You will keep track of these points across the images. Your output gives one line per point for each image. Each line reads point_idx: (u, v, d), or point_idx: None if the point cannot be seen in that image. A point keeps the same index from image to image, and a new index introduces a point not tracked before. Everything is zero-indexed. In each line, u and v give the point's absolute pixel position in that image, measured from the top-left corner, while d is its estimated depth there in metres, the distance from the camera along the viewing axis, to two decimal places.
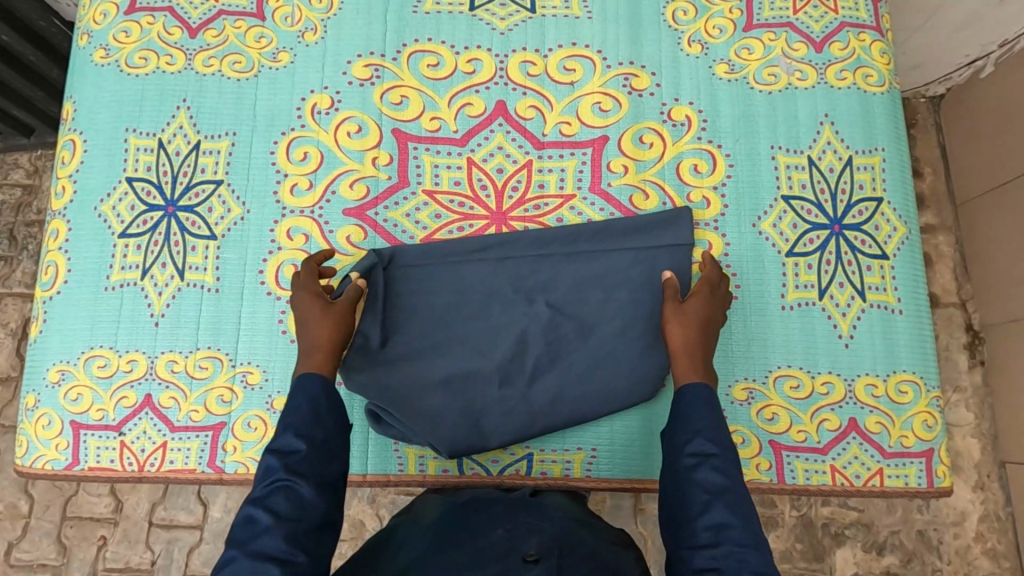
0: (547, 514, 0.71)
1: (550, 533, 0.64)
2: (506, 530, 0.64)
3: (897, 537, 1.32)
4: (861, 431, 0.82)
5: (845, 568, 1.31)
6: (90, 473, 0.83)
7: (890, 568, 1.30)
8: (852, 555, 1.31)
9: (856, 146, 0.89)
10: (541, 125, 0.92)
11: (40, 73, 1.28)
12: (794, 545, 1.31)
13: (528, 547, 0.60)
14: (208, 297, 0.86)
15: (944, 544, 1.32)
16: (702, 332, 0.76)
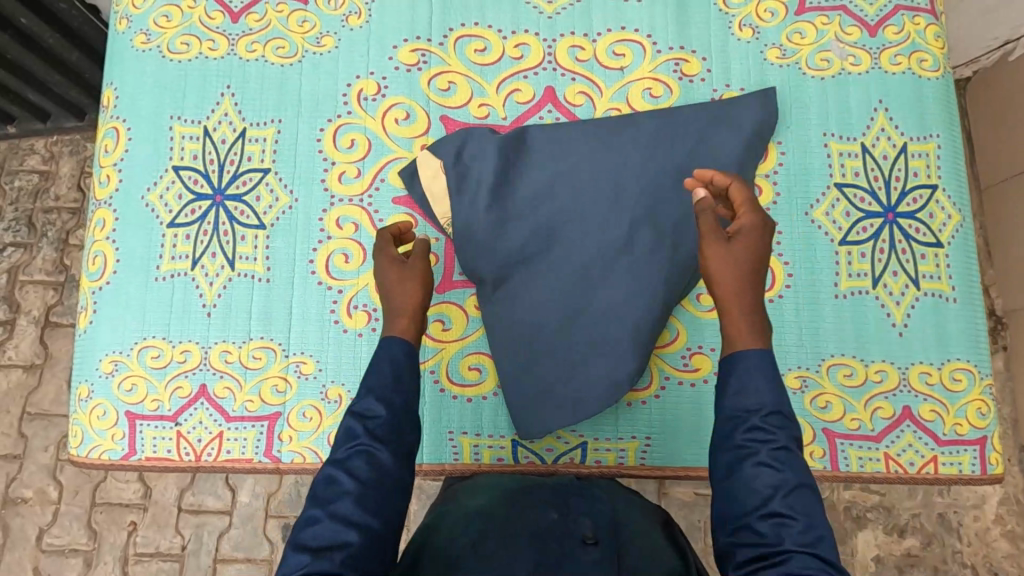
0: (596, 495, 0.70)
1: (603, 514, 0.67)
2: (559, 514, 0.65)
3: (917, 520, 1.34)
4: (915, 419, 0.82)
5: (866, 550, 1.33)
6: (147, 463, 0.83)
7: (910, 551, 1.33)
8: (873, 537, 1.34)
9: (910, 133, 0.88)
10: (590, 112, 0.91)
11: (61, 56, 1.25)
12: None
13: (585, 528, 0.63)
14: (259, 286, 0.86)
15: (964, 526, 1.34)
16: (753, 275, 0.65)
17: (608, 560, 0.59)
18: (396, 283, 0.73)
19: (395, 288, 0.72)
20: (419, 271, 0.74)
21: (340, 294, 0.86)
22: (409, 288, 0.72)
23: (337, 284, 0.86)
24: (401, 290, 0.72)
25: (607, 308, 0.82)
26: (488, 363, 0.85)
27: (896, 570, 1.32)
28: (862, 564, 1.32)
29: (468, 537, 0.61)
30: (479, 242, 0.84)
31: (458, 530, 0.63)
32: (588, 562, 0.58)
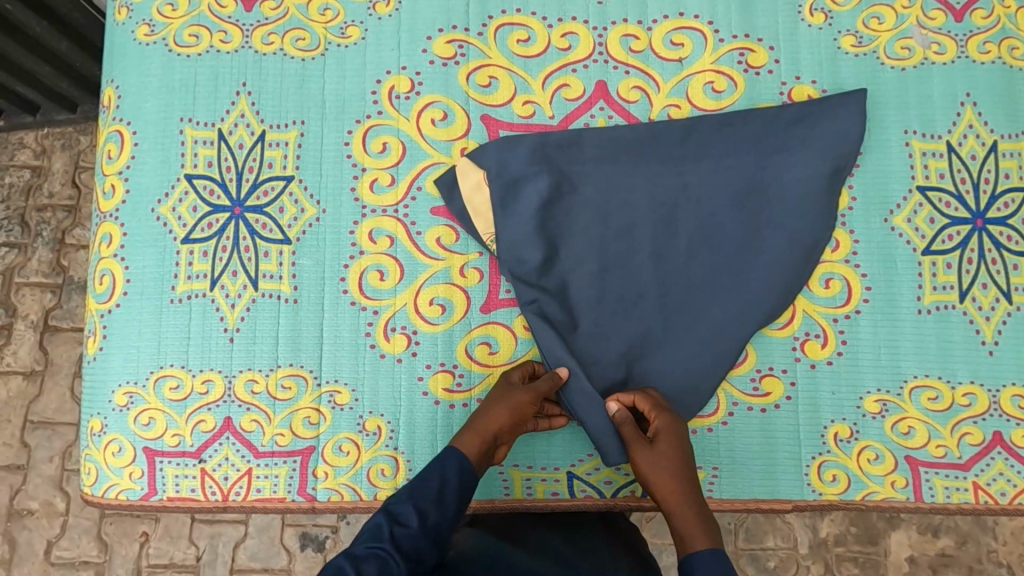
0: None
1: None
2: None
3: (951, 519, 1.29)
4: (1007, 446, 0.75)
5: (899, 551, 1.28)
6: (169, 504, 0.76)
7: (945, 551, 1.28)
8: (906, 537, 1.29)
9: (1001, 130, 0.80)
10: (646, 109, 0.82)
11: (48, 45, 1.14)
12: (847, 529, 1.29)
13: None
14: (285, 308, 0.78)
15: (1000, 525, 1.28)
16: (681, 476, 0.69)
17: None
18: (490, 404, 0.72)
19: (496, 398, 0.72)
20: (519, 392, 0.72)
21: (376, 315, 0.78)
22: (496, 411, 0.70)
23: (372, 304, 0.78)
24: (495, 405, 0.71)
25: (676, 338, 0.78)
26: None
27: (930, 570, 1.27)
28: (894, 564, 1.28)
29: None
30: (531, 267, 0.77)
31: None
32: None
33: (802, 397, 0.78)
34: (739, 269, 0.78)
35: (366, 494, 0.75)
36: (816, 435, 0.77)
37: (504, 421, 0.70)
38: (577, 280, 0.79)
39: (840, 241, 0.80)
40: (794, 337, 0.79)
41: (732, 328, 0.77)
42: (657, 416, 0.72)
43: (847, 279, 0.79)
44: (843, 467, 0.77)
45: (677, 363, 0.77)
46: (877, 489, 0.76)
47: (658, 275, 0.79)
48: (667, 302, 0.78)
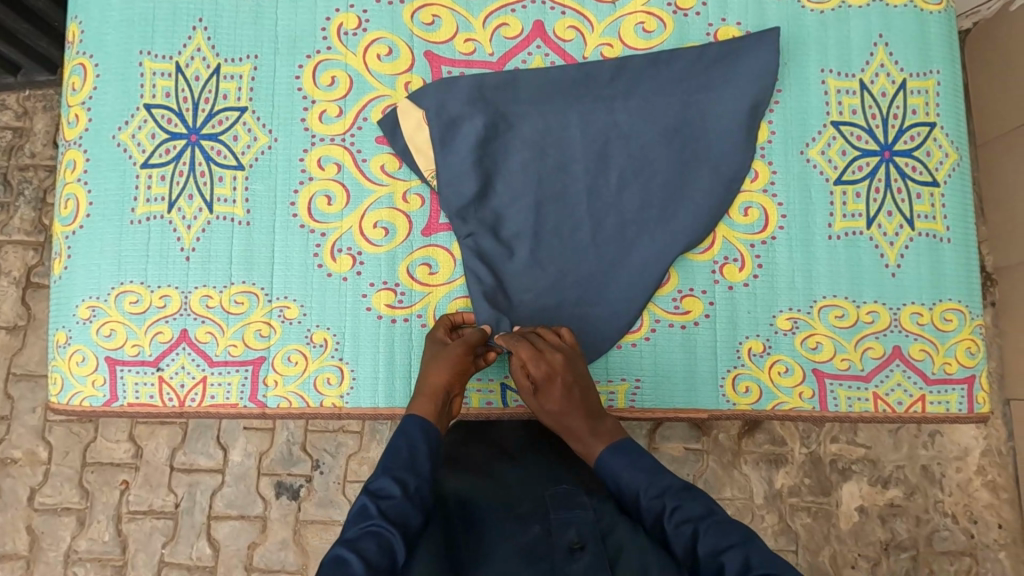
0: (578, 498, 0.67)
1: (584, 516, 0.63)
2: (543, 527, 0.62)
3: (901, 472, 1.35)
4: (905, 359, 0.82)
5: (851, 502, 1.35)
6: (129, 409, 0.82)
7: (894, 501, 1.34)
8: (858, 489, 1.35)
9: (910, 69, 0.86)
10: (581, 48, 0.87)
11: (25, 1, 1.19)
12: (802, 481, 1.35)
13: (569, 534, 0.61)
14: (239, 230, 0.83)
15: (947, 477, 1.35)
16: (576, 405, 0.73)
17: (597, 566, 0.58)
18: (432, 361, 0.76)
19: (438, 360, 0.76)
20: (459, 350, 0.75)
21: (324, 237, 0.83)
22: (434, 367, 0.75)
23: (320, 227, 0.84)
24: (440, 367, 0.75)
25: (604, 260, 0.83)
26: None
27: (879, 520, 1.34)
28: (846, 515, 1.34)
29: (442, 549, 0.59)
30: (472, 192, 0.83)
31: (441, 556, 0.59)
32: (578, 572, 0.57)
33: (719, 316, 0.84)
34: (664, 197, 0.84)
35: (312, 401, 0.81)
36: (732, 350, 0.84)
37: (446, 374, 0.74)
38: (515, 205, 0.84)
39: (759, 171, 0.86)
40: (714, 261, 0.85)
41: (656, 251, 0.83)
42: (530, 367, 0.73)
43: (762, 206, 0.85)
44: (755, 379, 0.83)
45: (603, 280, 0.83)
46: (786, 399, 0.82)
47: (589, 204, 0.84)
48: (597, 227, 0.84)
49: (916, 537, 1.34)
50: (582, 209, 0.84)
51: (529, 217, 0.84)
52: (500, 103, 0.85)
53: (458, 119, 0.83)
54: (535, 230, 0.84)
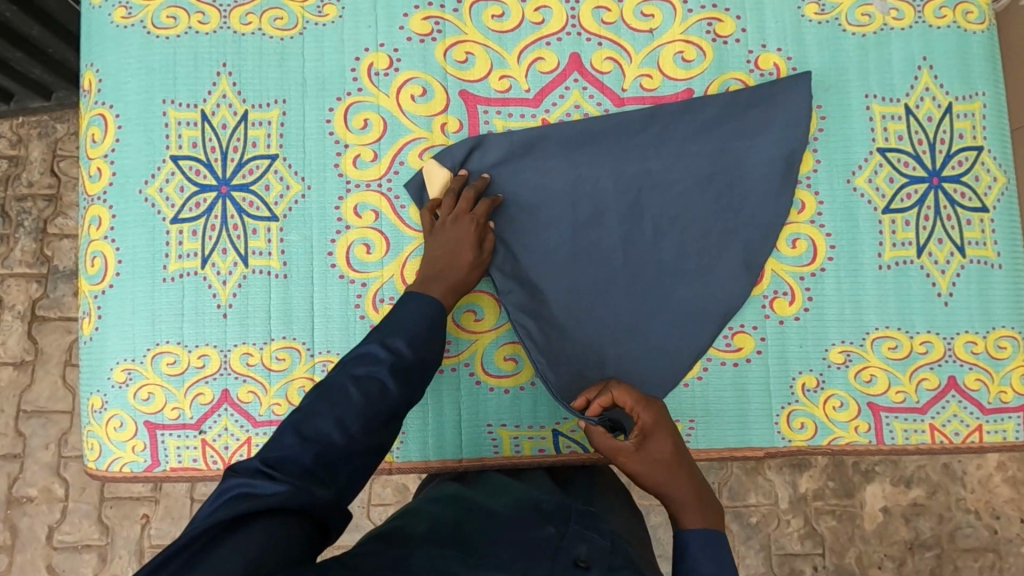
0: (602, 523, 0.67)
1: (601, 540, 0.63)
2: (556, 532, 0.63)
3: (923, 471, 1.35)
4: (961, 389, 0.81)
5: (874, 503, 1.34)
6: (172, 474, 0.79)
7: (916, 500, 1.34)
8: (881, 489, 1.35)
9: (955, 92, 0.84)
10: (620, 80, 0.85)
11: (19, 30, 1.09)
12: (825, 484, 1.35)
13: (578, 550, 0.60)
14: (276, 283, 0.81)
15: (968, 475, 1.35)
16: (682, 462, 0.64)
17: None
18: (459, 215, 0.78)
19: (457, 235, 0.76)
20: (472, 232, 0.77)
21: (364, 287, 0.81)
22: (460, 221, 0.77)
23: (360, 276, 0.81)
24: (460, 241, 0.76)
25: (650, 303, 0.81)
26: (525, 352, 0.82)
27: (902, 519, 1.34)
28: (870, 515, 1.34)
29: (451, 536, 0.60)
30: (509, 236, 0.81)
31: (451, 529, 0.62)
32: None
33: (772, 351, 0.83)
34: (711, 232, 0.82)
35: None
36: (786, 386, 0.82)
37: (471, 247, 0.76)
38: (551, 245, 0.82)
39: (806, 202, 0.84)
40: (764, 295, 0.83)
41: (704, 289, 0.81)
42: (640, 412, 0.65)
43: (813, 239, 0.83)
44: (810, 415, 0.82)
45: (647, 327, 0.81)
46: (842, 433, 0.81)
47: (627, 243, 0.82)
48: (636, 272, 0.82)
49: (939, 534, 1.34)
50: (622, 252, 0.82)
51: (566, 261, 0.82)
52: (533, 143, 0.82)
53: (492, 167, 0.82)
54: (573, 272, 0.82)
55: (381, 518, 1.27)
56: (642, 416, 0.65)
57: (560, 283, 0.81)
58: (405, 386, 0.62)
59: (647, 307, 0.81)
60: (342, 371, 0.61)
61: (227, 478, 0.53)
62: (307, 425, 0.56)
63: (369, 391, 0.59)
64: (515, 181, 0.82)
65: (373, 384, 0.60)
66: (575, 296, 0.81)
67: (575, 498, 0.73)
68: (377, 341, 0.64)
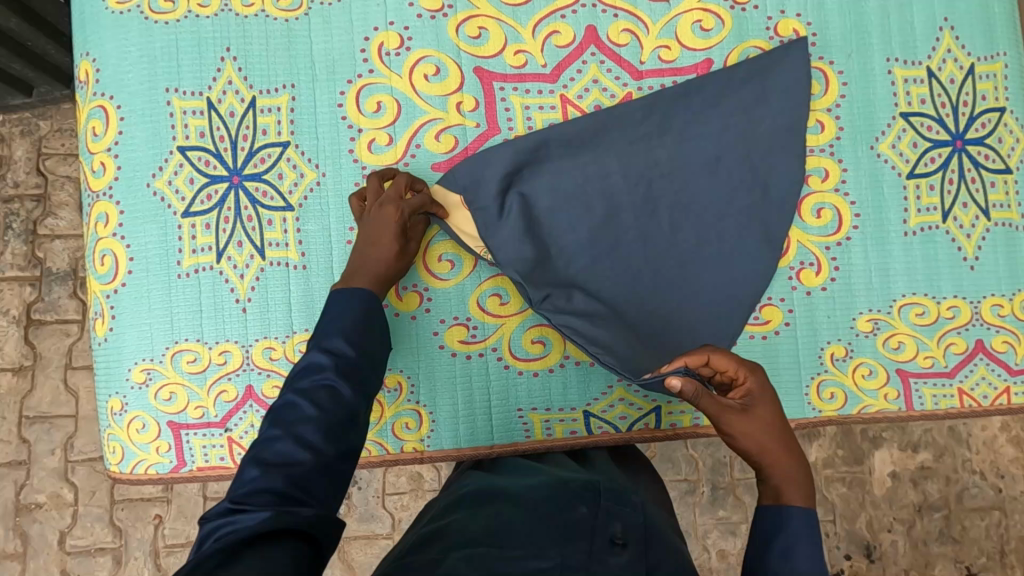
0: (629, 497, 0.68)
1: (634, 517, 0.64)
2: (589, 509, 0.63)
3: (930, 435, 1.37)
4: (988, 352, 0.81)
5: (884, 468, 1.36)
6: (199, 474, 0.77)
7: (924, 464, 1.36)
8: (890, 455, 1.36)
9: (976, 54, 0.83)
10: (637, 52, 0.83)
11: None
12: (835, 452, 1.36)
13: (614, 528, 0.61)
14: (295, 275, 0.78)
15: (974, 436, 1.37)
16: (782, 432, 0.63)
17: (637, 564, 0.57)
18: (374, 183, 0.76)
19: (376, 219, 0.71)
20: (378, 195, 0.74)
21: None
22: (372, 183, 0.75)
23: None
24: (380, 227, 0.71)
25: (683, 290, 0.79)
26: (553, 335, 0.81)
27: (911, 483, 1.36)
28: (880, 481, 1.36)
29: (480, 526, 0.60)
30: (533, 253, 0.77)
31: (482, 523, 0.61)
32: (614, 564, 0.56)
33: (800, 322, 0.82)
34: (741, 204, 0.80)
35: (393, 448, 0.79)
36: (815, 357, 0.82)
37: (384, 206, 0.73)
38: (574, 240, 0.79)
39: (829, 171, 0.83)
40: (790, 267, 0.82)
41: (733, 261, 0.80)
42: (748, 375, 0.63)
43: (837, 208, 0.82)
44: (839, 384, 0.82)
45: (676, 326, 0.78)
46: (871, 402, 0.82)
47: (644, 240, 0.79)
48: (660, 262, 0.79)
49: (948, 496, 1.36)
50: (645, 248, 0.79)
51: (587, 266, 0.78)
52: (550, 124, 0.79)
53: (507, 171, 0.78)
54: (597, 269, 0.78)
55: (397, 507, 1.26)
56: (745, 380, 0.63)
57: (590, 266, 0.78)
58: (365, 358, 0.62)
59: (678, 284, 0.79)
60: (286, 390, 0.58)
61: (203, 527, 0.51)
62: (268, 452, 0.53)
63: (319, 401, 0.56)
64: (535, 171, 0.79)
65: (322, 392, 0.57)
66: (598, 295, 0.78)
67: (602, 472, 0.73)
68: (316, 347, 0.61)
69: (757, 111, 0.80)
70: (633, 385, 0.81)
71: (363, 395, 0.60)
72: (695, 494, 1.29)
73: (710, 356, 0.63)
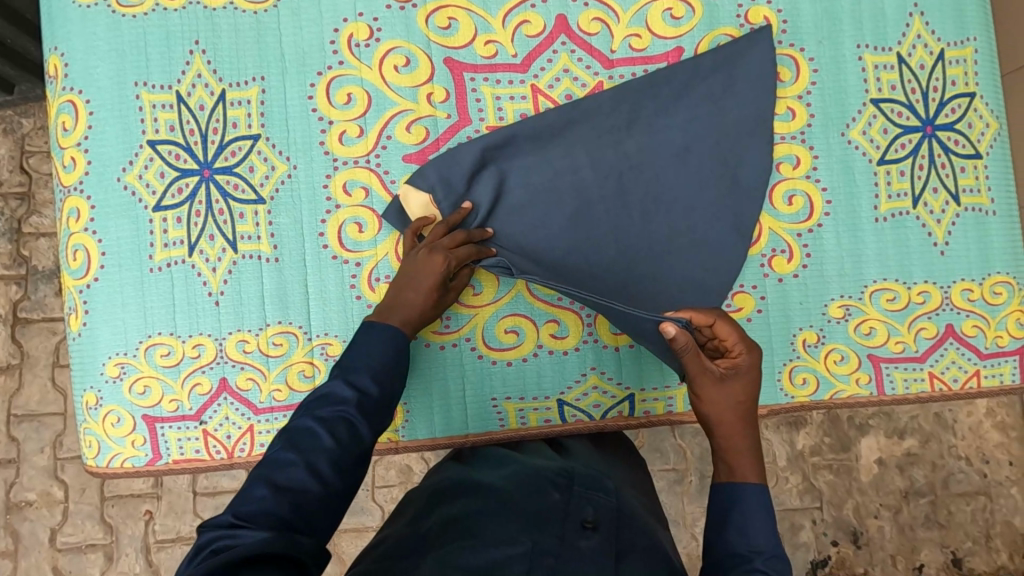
0: (604, 481, 0.68)
1: (607, 501, 0.64)
2: (561, 496, 0.63)
3: (916, 422, 1.38)
4: (958, 336, 0.82)
5: (870, 455, 1.37)
6: (175, 467, 0.78)
7: (910, 450, 1.37)
8: (876, 441, 1.37)
9: (947, 39, 0.83)
10: (608, 41, 0.82)
11: None
12: (822, 440, 1.37)
13: (586, 512, 0.61)
14: (268, 267, 0.79)
15: (959, 422, 1.38)
16: (748, 411, 0.66)
17: (607, 546, 0.57)
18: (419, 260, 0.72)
19: (422, 258, 0.71)
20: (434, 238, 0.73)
21: (359, 267, 0.79)
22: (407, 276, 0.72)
23: (353, 256, 0.80)
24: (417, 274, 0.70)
25: (656, 282, 0.79)
26: (527, 325, 0.81)
27: (897, 469, 1.37)
28: (866, 467, 1.37)
29: (450, 520, 0.61)
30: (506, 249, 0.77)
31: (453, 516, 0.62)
32: (584, 548, 0.57)
33: (772, 309, 0.83)
34: (711, 194, 0.80)
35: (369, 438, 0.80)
36: (787, 343, 0.82)
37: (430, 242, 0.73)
38: (546, 234, 0.79)
39: (800, 158, 0.83)
40: (762, 255, 0.83)
41: (704, 249, 0.80)
42: (741, 351, 0.66)
43: (808, 194, 0.83)
44: (812, 370, 0.82)
45: (650, 317, 0.78)
46: (843, 387, 0.82)
47: (615, 231, 0.79)
48: (632, 252, 0.79)
49: (933, 481, 1.37)
50: (617, 239, 0.79)
51: (560, 258, 0.78)
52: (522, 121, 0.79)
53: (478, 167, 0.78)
54: (569, 261, 0.79)
55: (387, 500, 1.27)
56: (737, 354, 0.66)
57: (561, 256, 0.78)
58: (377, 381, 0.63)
59: (651, 273, 0.79)
60: (305, 414, 0.59)
61: (202, 538, 0.52)
62: (280, 474, 0.54)
63: (338, 435, 0.58)
64: (505, 164, 0.79)
65: (341, 424, 0.59)
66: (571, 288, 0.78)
67: (576, 459, 0.73)
68: (341, 379, 0.62)
69: (728, 100, 0.80)
70: (607, 373, 0.82)
71: (376, 436, 0.62)
72: (683, 482, 1.30)
73: (716, 321, 0.65)
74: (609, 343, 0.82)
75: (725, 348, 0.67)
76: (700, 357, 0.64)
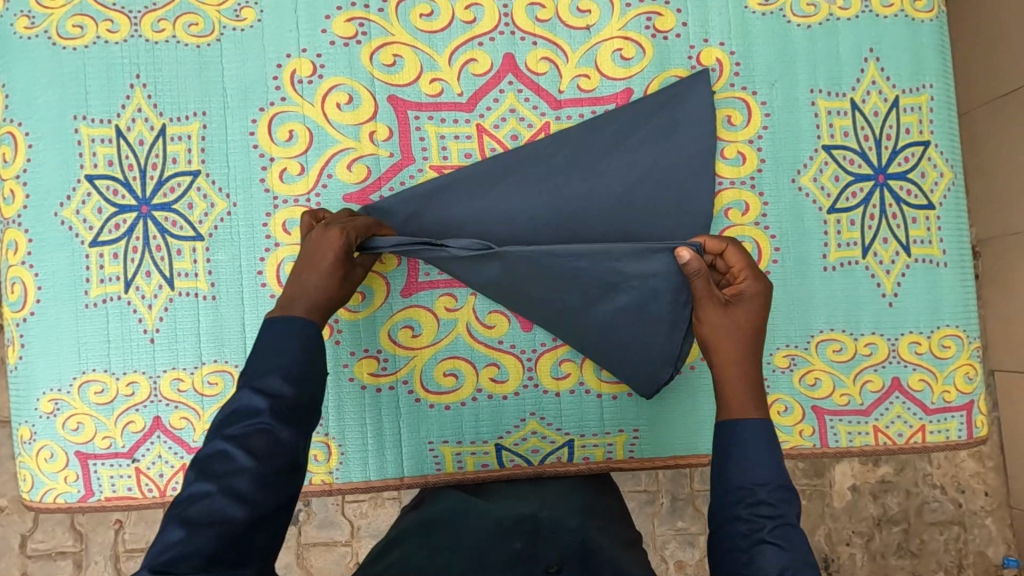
0: (565, 522, 0.67)
1: (570, 542, 0.62)
2: (524, 543, 0.62)
3: None
4: (904, 390, 0.80)
5: (843, 481, 1.28)
6: (107, 504, 0.77)
7: (885, 478, 1.28)
8: (849, 468, 1.29)
9: (902, 85, 0.81)
10: (556, 81, 0.81)
11: None
12: None
13: (549, 557, 0.59)
14: (204, 305, 0.78)
15: None
16: (754, 338, 0.68)
17: None
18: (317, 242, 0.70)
19: (315, 242, 0.68)
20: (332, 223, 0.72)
21: None
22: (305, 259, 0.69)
23: None
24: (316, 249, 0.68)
25: (598, 336, 0.76)
26: (466, 367, 0.80)
27: None
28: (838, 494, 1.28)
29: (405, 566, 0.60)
30: None
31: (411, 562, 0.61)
32: None
33: None
34: None
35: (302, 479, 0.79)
36: None
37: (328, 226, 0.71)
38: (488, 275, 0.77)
39: (750, 205, 0.81)
40: None
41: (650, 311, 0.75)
42: (749, 281, 0.68)
43: (756, 241, 0.81)
44: None
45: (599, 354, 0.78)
46: (786, 438, 0.81)
47: None
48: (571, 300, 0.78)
49: None
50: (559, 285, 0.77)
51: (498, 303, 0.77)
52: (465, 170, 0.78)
53: (418, 210, 0.78)
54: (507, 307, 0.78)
55: (356, 515, 1.22)
56: (748, 299, 0.68)
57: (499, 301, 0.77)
58: (295, 381, 0.58)
59: None
60: (214, 436, 0.54)
61: None
62: (194, 505, 0.50)
63: (256, 448, 0.53)
64: (444, 208, 0.78)
65: (258, 436, 0.53)
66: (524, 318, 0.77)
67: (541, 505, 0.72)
68: (249, 388, 0.57)
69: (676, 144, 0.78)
70: (546, 418, 0.81)
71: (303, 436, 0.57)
72: (653, 504, 1.27)
73: (727, 248, 0.69)
74: (549, 388, 0.81)
75: (733, 275, 0.70)
76: (709, 281, 0.68)
